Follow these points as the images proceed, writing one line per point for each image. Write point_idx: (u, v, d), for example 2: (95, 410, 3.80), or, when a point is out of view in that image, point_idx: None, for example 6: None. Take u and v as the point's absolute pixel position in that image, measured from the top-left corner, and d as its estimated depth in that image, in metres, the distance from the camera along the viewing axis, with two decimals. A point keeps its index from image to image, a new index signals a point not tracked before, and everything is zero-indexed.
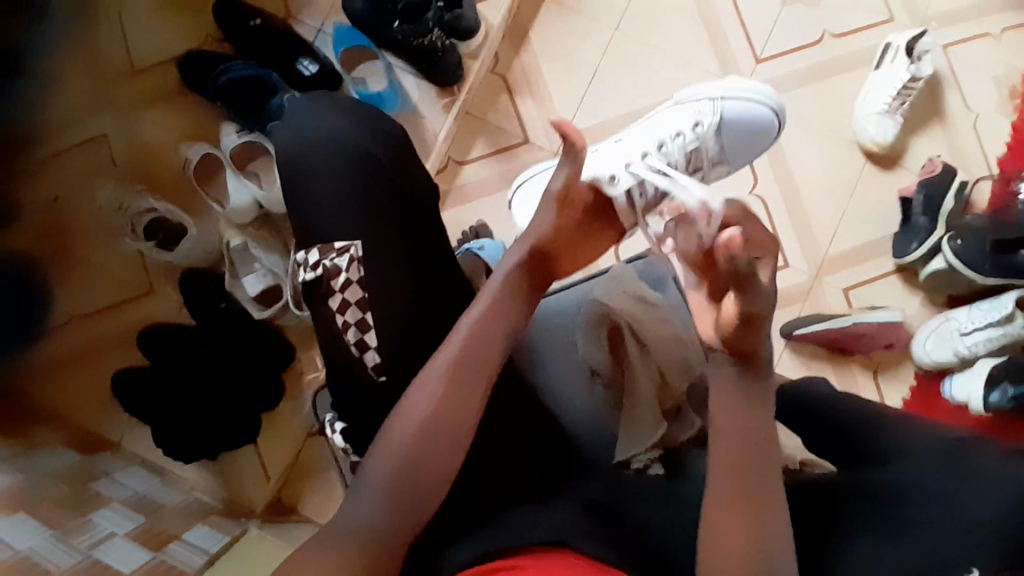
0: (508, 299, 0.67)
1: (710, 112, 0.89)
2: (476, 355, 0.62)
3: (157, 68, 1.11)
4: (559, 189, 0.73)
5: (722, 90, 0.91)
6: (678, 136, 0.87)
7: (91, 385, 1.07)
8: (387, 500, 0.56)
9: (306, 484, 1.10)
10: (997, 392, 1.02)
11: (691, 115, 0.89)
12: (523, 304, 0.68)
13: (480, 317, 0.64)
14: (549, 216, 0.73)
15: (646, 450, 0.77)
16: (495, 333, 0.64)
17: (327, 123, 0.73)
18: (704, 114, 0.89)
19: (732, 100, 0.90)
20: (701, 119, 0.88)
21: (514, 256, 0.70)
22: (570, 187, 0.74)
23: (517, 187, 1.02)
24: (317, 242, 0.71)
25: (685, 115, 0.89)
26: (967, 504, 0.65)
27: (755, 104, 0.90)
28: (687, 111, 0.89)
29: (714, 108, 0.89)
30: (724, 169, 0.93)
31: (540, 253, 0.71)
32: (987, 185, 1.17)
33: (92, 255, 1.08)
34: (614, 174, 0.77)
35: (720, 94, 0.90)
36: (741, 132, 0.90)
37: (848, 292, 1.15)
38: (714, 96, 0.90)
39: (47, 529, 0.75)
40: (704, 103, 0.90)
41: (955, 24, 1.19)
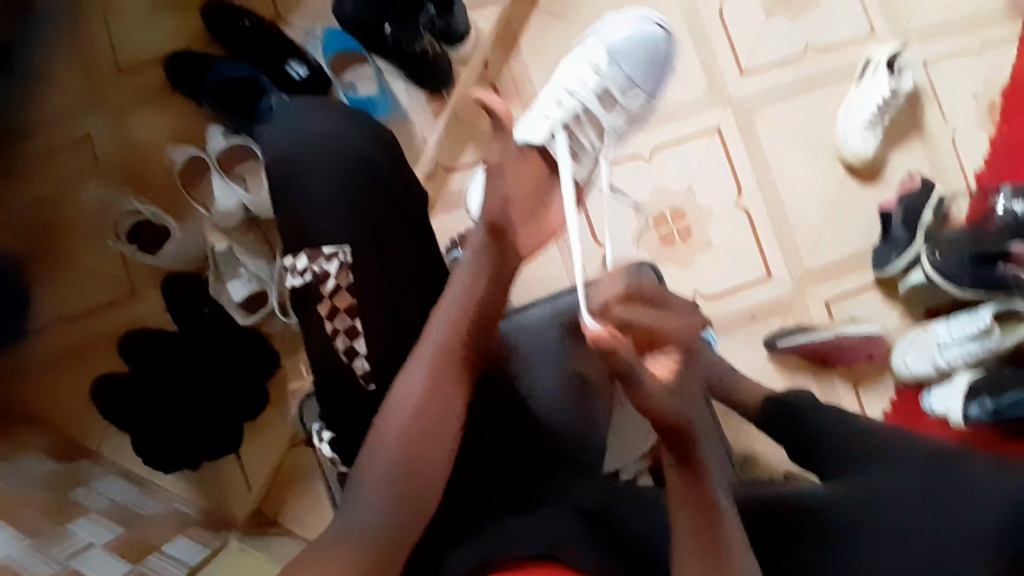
0: (479, 290, 0.67)
1: (598, 54, 0.83)
2: (450, 356, 0.63)
3: (143, 66, 1.09)
4: (499, 161, 0.73)
5: (610, 25, 0.87)
6: (569, 93, 0.81)
7: (69, 391, 1.05)
8: (381, 514, 0.56)
9: (289, 493, 1.08)
10: (976, 405, 1.02)
11: (580, 65, 0.83)
12: (494, 294, 0.68)
13: (453, 312, 0.65)
14: (499, 190, 0.71)
15: (635, 462, 0.81)
16: (471, 332, 0.65)
17: (319, 127, 0.72)
18: (593, 56, 0.84)
19: (612, 31, 0.85)
20: (593, 65, 0.83)
21: (473, 244, 0.69)
22: (507, 158, 0.74)
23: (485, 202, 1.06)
24: (308, 247, 0.70)
25: (578, 69, 0.83)
26: (957, 510, 0.66)
27: (647, 27, 0.85)
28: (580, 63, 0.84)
29: (604, 51, 0.84)
30: (647, 98, 0.85)
31: (495, 229, 0.69)
32: (965, 200, 1.20)
33: (75, 259, 1.06)
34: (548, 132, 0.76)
35: (603, 32, 0.86)
36: (640, 57, 0.84)
37: (829, 303, 1.17)
38: (592, 33, 0.88)
39: (25, 539, 0.73)
40: (593, 52, 0.84)
41: (935, 40, 1.22)
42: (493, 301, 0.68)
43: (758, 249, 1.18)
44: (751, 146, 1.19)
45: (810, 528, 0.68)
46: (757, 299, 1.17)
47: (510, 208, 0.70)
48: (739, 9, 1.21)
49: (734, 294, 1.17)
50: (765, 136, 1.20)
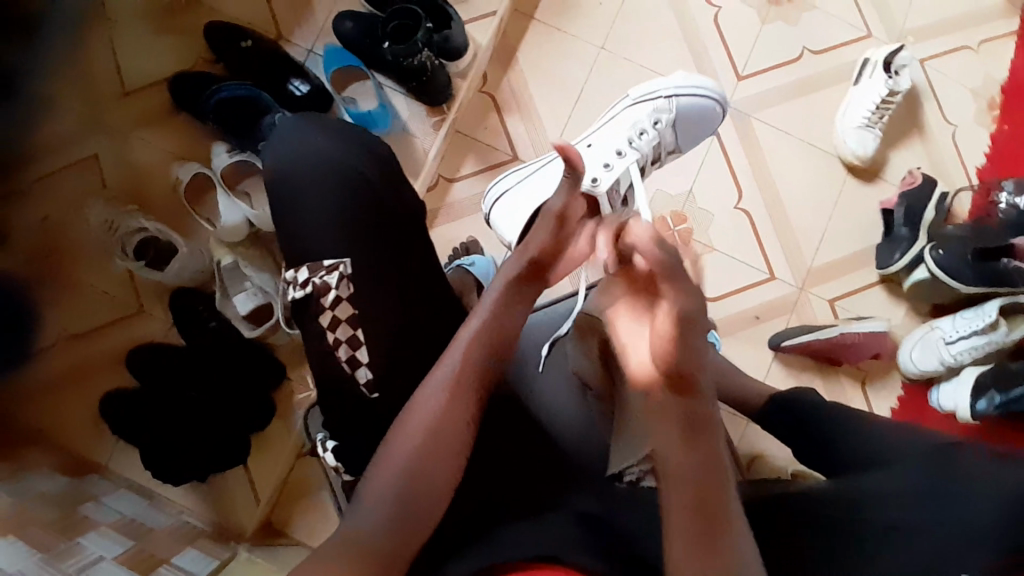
0: (508, 314, 0.66)
1: (666, 110, 0.99)
2: (475, 371, 0.63)
3: (146, 89, 1.12)
4: (558, 210, 0.73)
5: (676, 86, 1.01)
6: (644, 133, 0.97)
7: (81, 408, 1.06)
8: (382, 521, 0.56)
9: (297, 505, 1.09)
10: (983, 400, 1.03)
11: (650, 112, 0.99)
12: (523, 318, 0.68)
13: (481, 330, 0.65)
14: (548, 232, 0.71)
15: (637, 462, 0.69)
16: (493, 353, 0.64)
17: (315, 139, 0.73)
18: (661, 110, 0.99)
19: (683, 96, 1.00)
20: (659, 118, 0.98)
21: (511, 271, 0.69)
22: (569, 206, 0.73)
23: (492, 203, 1.03)
24: (309, 261, 0.71)
25: (644, 115, 0.98)
26: (957, 505, 0.64)
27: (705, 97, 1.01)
28: (645, 110, 0.99)
29: (670, 107, 1.00)
30: (675, 153, 1.03)
31: (537, 267, 0.69)
32: (967, 194, 1.19)
33: (82, 279, 1.08)
34: (595, 177, 0.90)
35: (673, 91, 1.00)
36: (692, 124, 1.02)
37: (834, 303, 1.17)
38: (669, 94, 1.00)
39: (36, 553, 0.73)
40: (660, 101, 1.00)
41: (931, 39, 1.23)
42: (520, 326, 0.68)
43: (760, 251, 1.18)
44: (749, 150, 1.20)
45: (807, 530, 0.67)
46: (760, 301, 1.16)
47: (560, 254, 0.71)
48: (733, 15, 1.23)
49: (739, 296, 1.17)
50: (763, 139, 1.20)
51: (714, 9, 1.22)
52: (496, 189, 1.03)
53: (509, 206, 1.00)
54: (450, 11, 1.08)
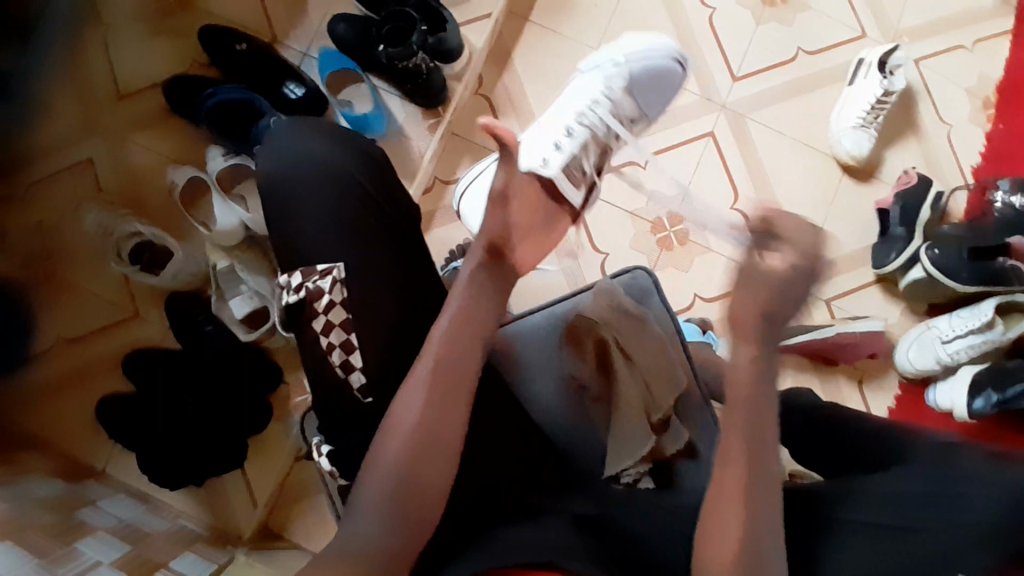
0: (478, 308, 0.67)
1: (618, 77, 0.91)
2: (452, 367, 0.62)
3: (140, 93, 1.12)
4: (500, 187, 0.77)
5: (627, 52, 0.94)
6: (596, 106, 0.88)
7: (77, 412, 1.06)
8: (380, 526, 0.56)
9: (295, 510, 1.09)
10: (981, 398, 1.03)
11: (601, 84, 0.91)
12: (494, 311, 0.68)
13: (450, 327, 0.65)
14: (502, 217, 0.74)
15: (635, 463, 0.75)
16: (471, 346, 0.64)
17: (307, 144, 0.73)
18: (612, 79, 0.91)
19: (636, 61, 0.93)
20: (611, 85, 0.90)
21: (478, 261, 0.71)
22: (510, 183, 0.77)
23: (460, 197, 1.04)
24: (302, 265, 0.71)
25: (594, 84, 0.91)
26: (957, 508, 0.64)
27: (660, 60, 0.93)
28: (595, 80, 0.91)
29: (622, 73, 0.92)
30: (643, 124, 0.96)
31: (496, 254, 0.71)
32: (963, 194, 1.19)
33: (77, 282, 1.08)
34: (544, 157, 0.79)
35: (623, 56, 0.93)
36: (650, 87, 0.94)
37: (831, 303, 1.17)
38: (617, 60, 0.93)
39: (33, 558, 0.73)
40: (610, 69, 0.92)
41: (926, 38, 1.23)
42: (490, 318, 0.67)
43: None
44: (745, 150, 1.20)
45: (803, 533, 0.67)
46: None
47: (512, 232, 0.73)
48: (728, 16, 1.23)
49: None
50: (758, 141, 1.20)
51: (710, 10, 1.22)
52: (466, 182, 1.05)
53: (474, 198, 1.01)
54: (446, 13, 1.07)
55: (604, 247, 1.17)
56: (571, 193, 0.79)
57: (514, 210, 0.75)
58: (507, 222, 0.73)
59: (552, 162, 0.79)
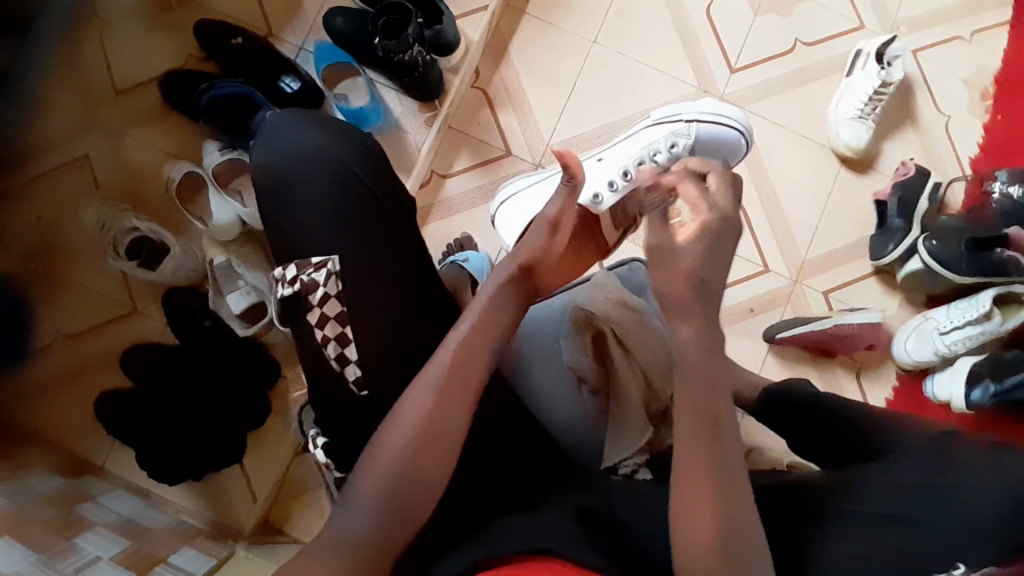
0: (498, 316, 0.66)
1: (684, 134, 0.93)
2: (461, 372, 0.62)
3: (137, 88, 1.11)
4: (553, 215, 0.75)
5: (699, 112, 0.95)
6: (656, 155, 0.91)
7: (74, 409, 1.05)
8: (376, 517, 0.56)
9: (294, 504, 1.09)
10: (979, 389, 1.03)
11: (666, 135, 0.93)
12: (512, 324, 0.68)
13: (469, 333, 0.64)
14: (544, 238, 0.74)
15: (633, 456, 0.76)
16: (482, 352, 0.63)
17: (304, 138, 0.73)
18: (680, 136, 0.92)
19: (706, 123, 0.94)
20: (677, 141, 0.92)
21: (503, 271, 0.70)
22: (564, 212, 0.75)
23: (501, 203, 1.02)
24: (298, 258, 0.71)
25: (660, 137, 0.93)
26: (958, 501, 0.63)
27: (726, 127, 0.95)
28: (660, 133, 0.93)
29: (689, 131, 0.93)
30: None
31: (526, 271, 0.71)
32: (961, 186, 1.19)
33: (74, 279, 1.08)
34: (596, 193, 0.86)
35: (696, 116, 0.94)
36: (710, 152, 0.95)
37: (828, 295, 1.17)
38: (691, 118, 0.94)
39: (33, 554, 0.73)
40: (680, 124, 0.93)
41: (925, 29, 1.23)
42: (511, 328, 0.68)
43: (754, 243, 1.18)
44: None
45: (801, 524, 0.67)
46: (755, 292, 1.16)
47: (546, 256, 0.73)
48: (725, 8, 1.22)
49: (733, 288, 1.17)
50: (757, 133, 1.20)
51: (707, 2, 1.22)
52: (507, 191, 1.02)
53: (518, 205, 0.99)
54: (441, 6, 1.07)
55: None
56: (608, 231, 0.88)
57: (562, 237, 0.75)
58: (546, 245, 0.73)
59: (602, 202, 0.86)
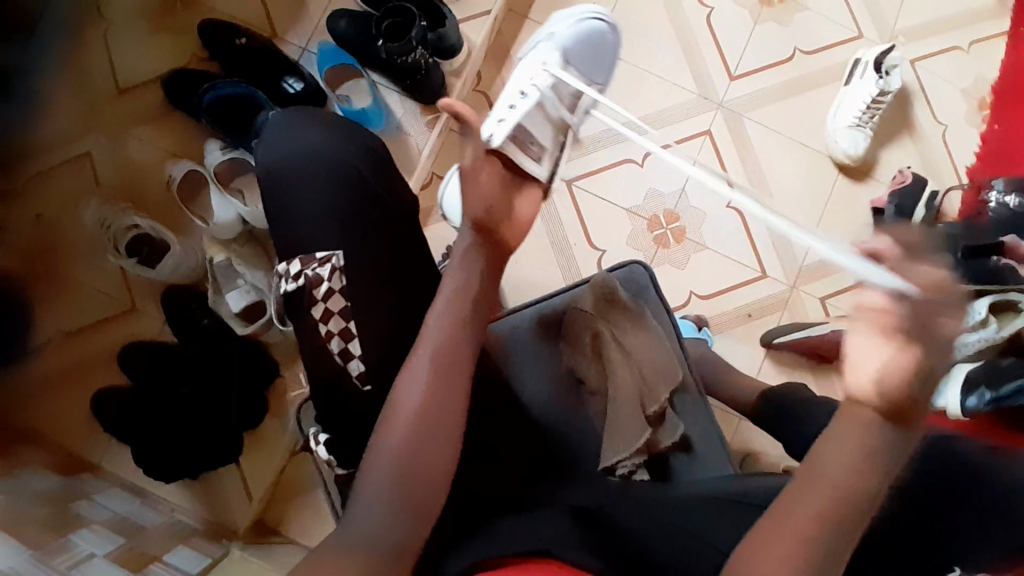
0: (470, 282, 0.66)
1: (551, 51, 0.89)
2: (452, 351, 0.62)
3: (141, 87, 1.12)
4: (468, 167, 0.75)
5: (555, 34, 0.92)
6: (536, 79, 0.84)
7: (73, 407, 1.06)
8: (383, 514, 0.55)
9: (290, 506, 1.09)
10: (974, 396, 1.04)
11: (539, 64, 0.87)
12: (485, 288, 0.67)
13: (446, 303, 0.65)
14: (479, 196, 0.72)
15: (632, 456, 0.77)
16: (465, 327, 0.64)
17: (306, 135, 0.73)
18: (547, 56, 0.88)
19: (568, 36, 0.90)
20: (546, 60, 0.87)
21: (461, 244, 0.70)
22: (477, 165, 0.75)
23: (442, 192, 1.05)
24: (302, 252, 0.71)
25: (531, 68, 0.87)
26: None
27: (586, 24, 0.91)
28: (531, 68, 0.88)
29: (557, 49, 0.89)
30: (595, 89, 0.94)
31: (484, 232, 0.71)
32: (958, 194, 1.20)
33: (75, 276, 1.08)
34: (493, 128, 0.77)
35: (548, 35, 0.92)
36: (584, 55, 0.91)
37: (825, 301, 1.18)
38: (546, 38, 0.91)
39: (26, 550, 0.72)
40: (543, 49, 0.90)
41: (922, 39, 1.24)
42: (486, 292, 0.67)
43: (752, 250, 1.18)
44: (741, 148, 1.21)
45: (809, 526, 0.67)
46: (752, 298, 1.17)
47: (495, 214, 0.72)
48: (725, 16, 1.23)
49: (731, 295, 1.18)
50: (755, 139, 1.21)
51: (708, 10, 1.23)
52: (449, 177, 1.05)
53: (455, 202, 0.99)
54: (444, 9, 1.08)
55: (601, 244, 1.18)
56: (532, 166, 0.77)
57: (484, 183, 0.73)
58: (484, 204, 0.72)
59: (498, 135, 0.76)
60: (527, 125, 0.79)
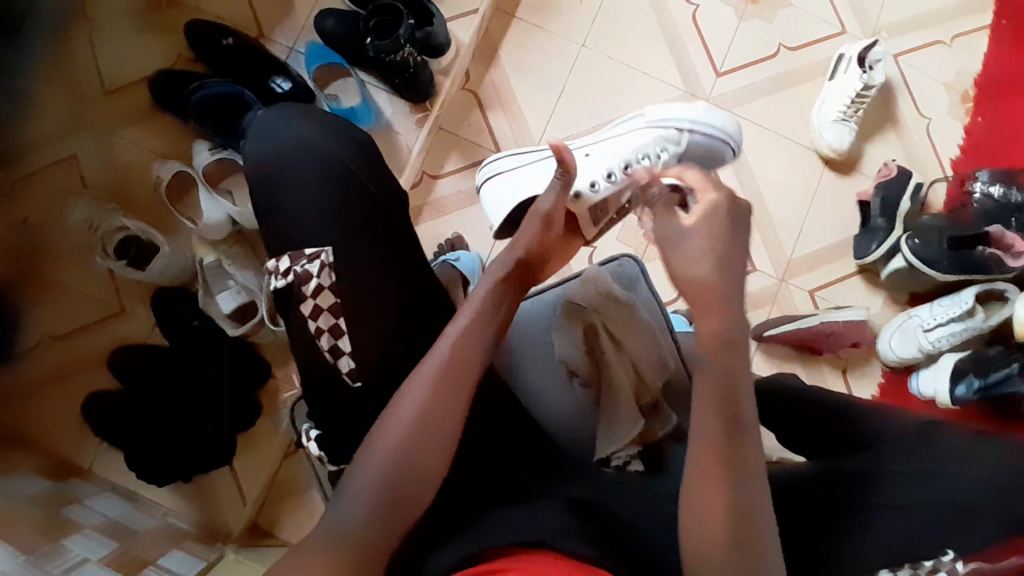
0: (493, 312, 0.68)
1: (674, 141, 0.92)
2: (458, 365, 0.62)
3: (127, 87, 1.12)
4: (546, 211, 0.76)
5: (692, 120, 0.93)
6: (645, 158, 0.89)
7: (62, 411, 1.05)
8: (373, 511, 0.56)
9: (282, 506, 1.08)
10: (963, 385, 1.06)
11: (658, 140, 0.91)
12: (506, 319, 0.69)
13: (465, 327, 0.65)
14: (535, 234, 0.75)
15: (624, 447, 0.76)
16: (474, 349, 0.64)
17: (296, 131, 0.73)
18: (669, 140, 0.92)
19: (700, 132, 0.92)
20: (666, 146, 0.91)
21: (500, 271, 0.71)
22: (555, 208, 0.76)
23: (484, 179, 0.97)
24: (290, 250, 0.71)
25: (650, 141, 0.91)
26: (942, 484, 0.64)
27: (716, 140, 0.93)
28: (652, 136, 0.92)
29: (680, 139, 0.92)
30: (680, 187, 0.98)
31: (523, 266, 0.72)
32: (942, 185, 1.22)
33: (57, 279, 1.05)
34: (592, 182, 0.86)
35: (688, 122, 0.92)
36: (696, 161, 0.94)
37: (814, 293, 1.19)
38: (683, 125, 0.92)
39: (18, 555, 0.72)
40: (671, 130, 0.92)
41: (905, 34, 1.25)
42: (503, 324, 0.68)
43: None
44: None
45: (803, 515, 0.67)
46: None
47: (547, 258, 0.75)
48: (711, 13, 1.24)
49: None
50: (742, 135, 1.22)
51: (693, 7, 1.24)
52: (496, 163, 0.98)
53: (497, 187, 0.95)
54: (432, 8, 1.08)
55: (591, 240, 1.18)
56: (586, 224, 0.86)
57: (552, 232, 0.76)
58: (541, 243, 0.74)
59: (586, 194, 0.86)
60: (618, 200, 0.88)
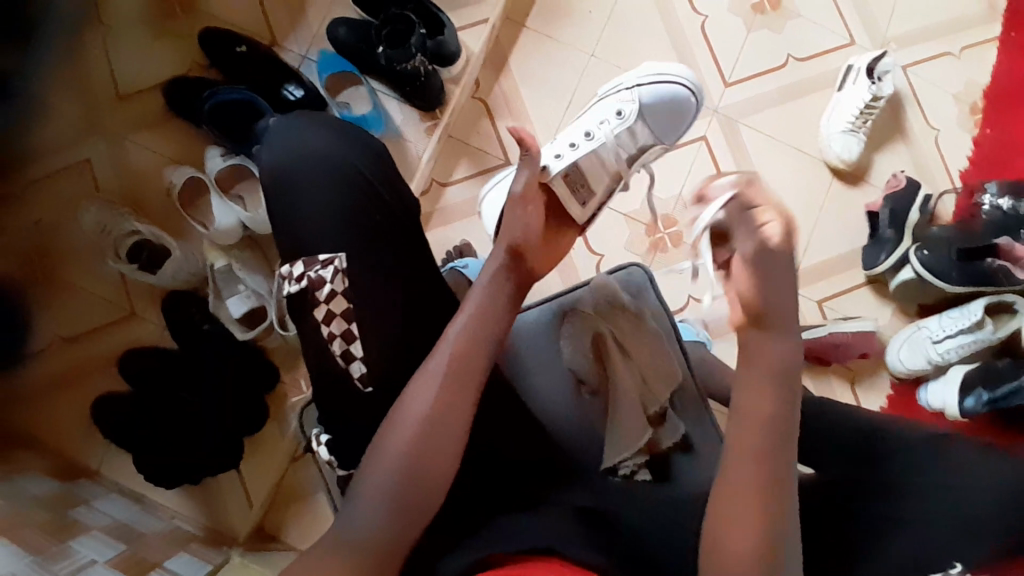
0: (496, 309, 0.67)
1: (630, 101, 0.96)
2: (463, 366, 0.62)
3: (142, 93, 1.12)
4: (520, 191, 0.77)
5: (638, 78, 0.99)
6: (605, 122, 0.95)
7: (71, 413, 1.06)
8: (385, 519, 0.56)
9: (289, 509, 1.09)
10: (972, 397, 1.06)
11: (614, 105, 0.96)
12: (509, 316, 0.68)
13: (467, 325, 0.64)
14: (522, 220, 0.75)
15: (633, 455, 0.77)
16: (480, 350, 0.63)
17: (309, 139, 0.74)
18: (625, 103, 0.96)
19: (647, 86, 0.97)
20: (622, 107, 0.95)
21: (494, 265, 0.71)
22: (529, 183, 0.78)
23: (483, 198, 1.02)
24: (303, 256, 0.71)
25: (607, 108, 0.96)
26: (952, 497, 0.63)
27: (668, 84, 0.97)
28: (608, 103, 0.97)
29: (633, 97, 0.96)
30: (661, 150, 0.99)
31: (518, 255, 0.72)
32: (951, 197, 1.22)
33: (71, 281, 1.08)
34: (557, 154, 0.91)
35: (635, 82, 0.98)
36: (660, 113, 0.97)
37: (822, 303, 1.19)
38: (631, 85, 0.98)
39: (26, 556, 0.72)
40: (623, 93, 0.97)
41: (914, 45, 1.26)
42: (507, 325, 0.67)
43: None
44: (737, 154, 1.22)
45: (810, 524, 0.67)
46: None
47: (530, 238, 0.74)
48: (720, 23, 1.25)
49: None
50: (750, 145, 1.22)
51: (702, 17, 1.25)
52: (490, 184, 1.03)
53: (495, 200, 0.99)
54: (443, 17, 1.08)
55: (599, 248, 1.19)
56: (572, 207, 0.85)
57: (531, 213, 0.77)
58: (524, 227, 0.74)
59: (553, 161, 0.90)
60: (586, 166, 0.91)
